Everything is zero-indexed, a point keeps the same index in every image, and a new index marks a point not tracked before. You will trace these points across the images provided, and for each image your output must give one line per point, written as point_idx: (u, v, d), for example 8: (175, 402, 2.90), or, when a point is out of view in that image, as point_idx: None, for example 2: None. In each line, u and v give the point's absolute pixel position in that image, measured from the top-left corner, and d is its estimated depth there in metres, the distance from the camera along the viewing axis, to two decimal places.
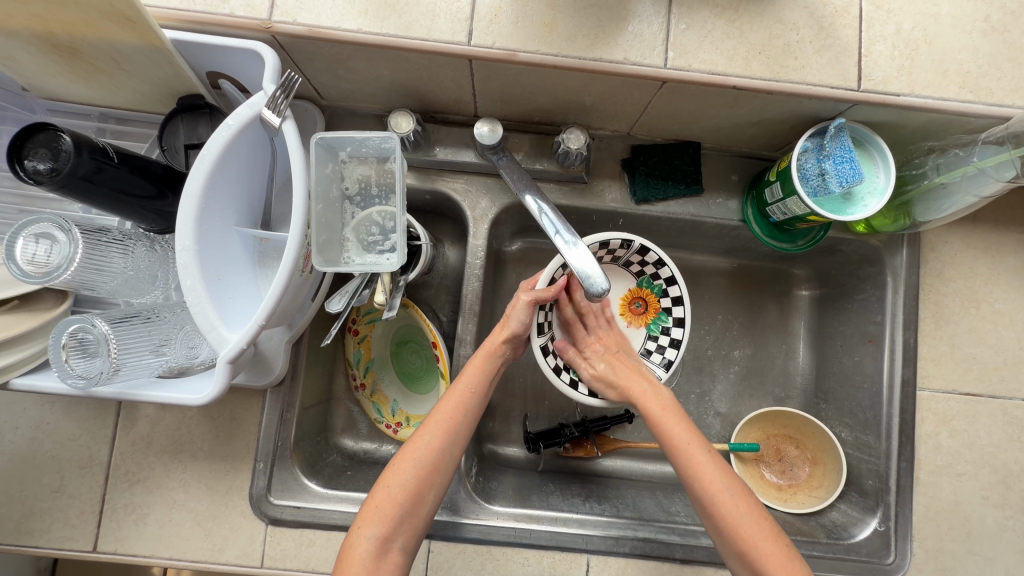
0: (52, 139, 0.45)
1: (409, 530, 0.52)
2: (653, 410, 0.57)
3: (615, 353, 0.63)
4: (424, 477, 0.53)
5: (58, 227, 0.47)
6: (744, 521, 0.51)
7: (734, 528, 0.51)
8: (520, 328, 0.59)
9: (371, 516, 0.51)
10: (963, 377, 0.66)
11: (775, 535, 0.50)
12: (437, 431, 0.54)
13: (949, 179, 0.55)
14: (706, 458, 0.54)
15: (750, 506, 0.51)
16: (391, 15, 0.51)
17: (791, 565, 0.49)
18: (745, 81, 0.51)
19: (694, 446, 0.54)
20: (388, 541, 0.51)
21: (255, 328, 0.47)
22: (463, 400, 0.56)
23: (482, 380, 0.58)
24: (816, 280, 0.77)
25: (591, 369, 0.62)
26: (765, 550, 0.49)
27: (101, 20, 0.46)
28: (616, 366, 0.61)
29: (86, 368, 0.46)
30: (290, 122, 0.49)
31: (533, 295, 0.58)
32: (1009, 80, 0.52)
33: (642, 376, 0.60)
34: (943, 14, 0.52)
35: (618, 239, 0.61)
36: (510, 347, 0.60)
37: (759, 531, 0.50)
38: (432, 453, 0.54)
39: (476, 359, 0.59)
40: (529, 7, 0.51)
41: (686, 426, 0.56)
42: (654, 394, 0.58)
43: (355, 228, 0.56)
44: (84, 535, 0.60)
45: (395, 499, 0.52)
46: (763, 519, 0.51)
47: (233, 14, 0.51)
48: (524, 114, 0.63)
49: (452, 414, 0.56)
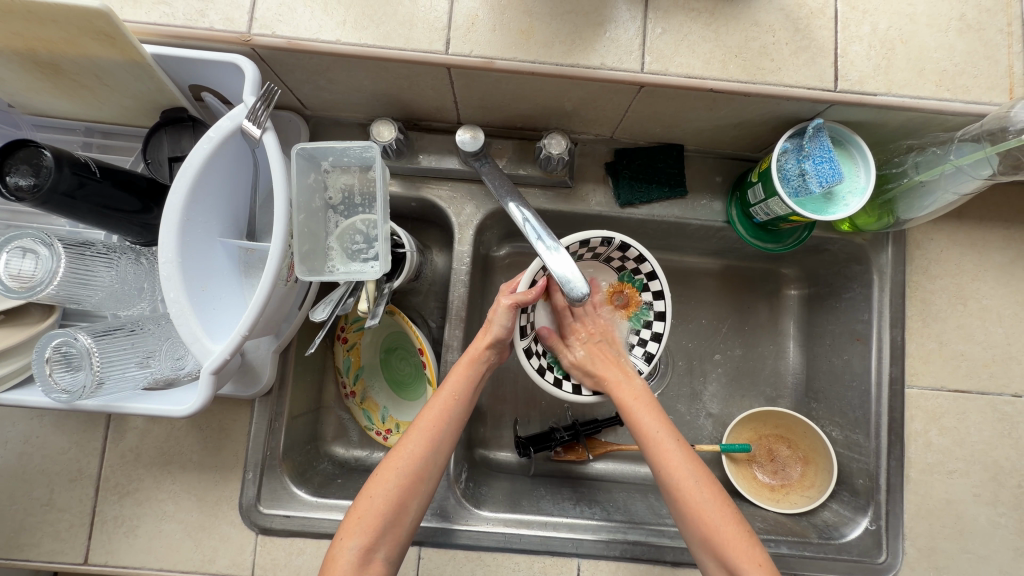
0: (34, 155, 0.46)
1: (392, 540, 0.52)
2: (626, 399, 0.59)
3: (597, 343, 0.64)
4: (407, 487, 0.53)
5: (41, 242, 0.47)
6: (707, 507, 0.52)
7: (699, 514, 0.52)
8: (503, 332, 0.59)
9: (354, 527, 0.51)
10: (952, 374, 0.66)
11: (738, 523, 0.52)
12: (420, 441, 0.55)
13: (928, 177, 0.55)
14: (674, 447, 0.55)
15: (714, 493, 0.53)
16: (370, 25, 0.51)
17: (753, 551, 0.50)
18: (722, 83, 0.52)
19: (661, 434, 0.56)
20: (370, 551, 0.51)
21: (238, 338, 0.47)
22: (447, 408, 0.56)
23: (466, 387, 0.58)
24: (805, 279, 0.78)
25: (572, 356, 0.63)
26: (727, 535, 0.51)
27: (80, 36, 0.46)
28: (595, 356, 0.63)
29: (70, 383, 0.47)
30: (270, 132, 0.49)
31: (513, 299, 0.58)
32: (985, 77, 0.52)
33: (620, 368, 0.62)
34: (919, 14, 0.52)
35: (598, 238, 0.60)
36: (494, 353, 0.60)
37: (721, 516, 0.52)
38: (416, 463, 0.54)
39: (460, 365, 0.59)
40: (506, 14, 0.52)
41: (658, 416, 0.57)
42: (628, 384, 0.60)
43: (339, 237, 0.56)
44: (75, 549, 0.60)
45: (378, 510, 0.52)
46: (725, 506, 0.53)
47: (212, 28, 0.51)
48: (506, 120, 0.63)
49: (436, 422, 0.56)
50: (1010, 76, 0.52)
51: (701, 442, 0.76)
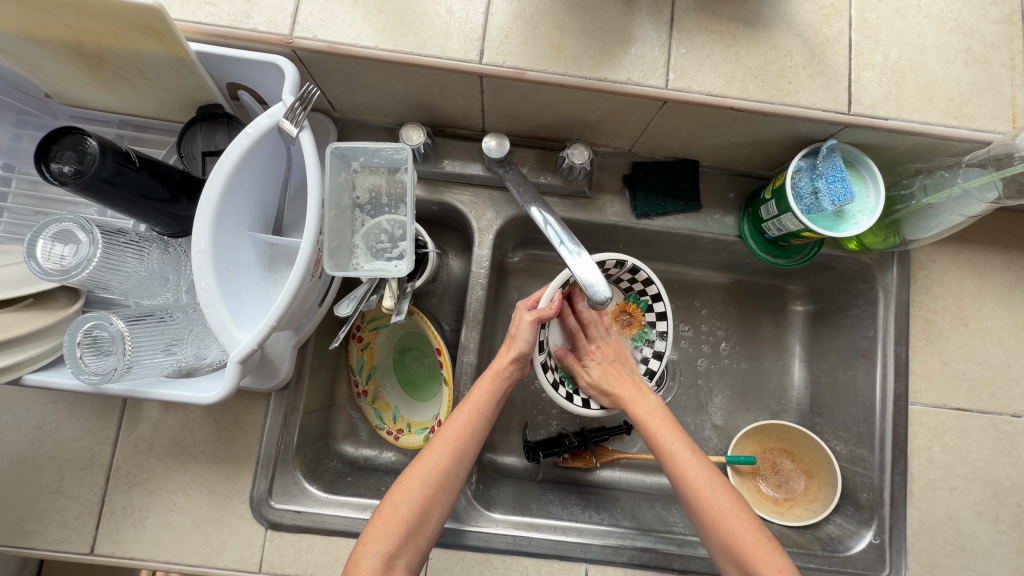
0: (78, 142, 0.47)
1: (413, 548, 0.52)
2: (641, 415, 0.61)
3: (611, 363, 0.66)
4: (430, 496, 0.53)
5: (79, 228, 0.48)
6: (726, 513, 0.53)
7: (718, 521, 0.53)
8: (526, 347, 0.60)
9: (378, 532, 0.51)
10: (955, 393, 0.68)
11: (758, 530, 0.52)
12: (443, 451, 0.55)
13: (936, 200, 0.58)
14: (689, 458, 0.56)
15: (731, 499, 0.54)
16: (407, 33, 0.54)
17: (772, 556, 0.51)
18: (742, 102, 0.54)
19: (676, 446, 0.57)
20: (393, 558, 0.51)
21: (266, 330, 0.48)
22: (471, 421, 0.57)
23: (490, 402, 0.58)
24: (811, 296, 0.80)
25: (588, 377, 0.65)
26: (748, 541, 0.51)
27: (129, 31, 0.48)
28: (611, 375, 0.65)
29: (99, 366, 0.47)
30: (307, 131, 0.51)
31: (536, 314, 0.60)
32: (989, 107, 0.55)
33: (635, 386, 0.63)
34: (927, 45, 0.55)
35: (613, 260, 0.63)
36: (516, 368, 0.61)
37: (740, 523, 0.52)
38: (439, 473, 0.54)
39: (485, 380, 0.59)
40: (538, 28, 0.54)
41: (672, 428, 0.59)
42: (643, 401, 0.62)
43: (365, 235, 0.58)
44: (81, 538, 0.60)
45: (401, 517, 0.52)
46: (743, 511, 0.54)
47: (256, 29, 0.53)
48: (530, 129, 0.65)
49: (460, 434, 0.56)
50: (1013, 107, 0.55)
51: (706, 454, 0.77)
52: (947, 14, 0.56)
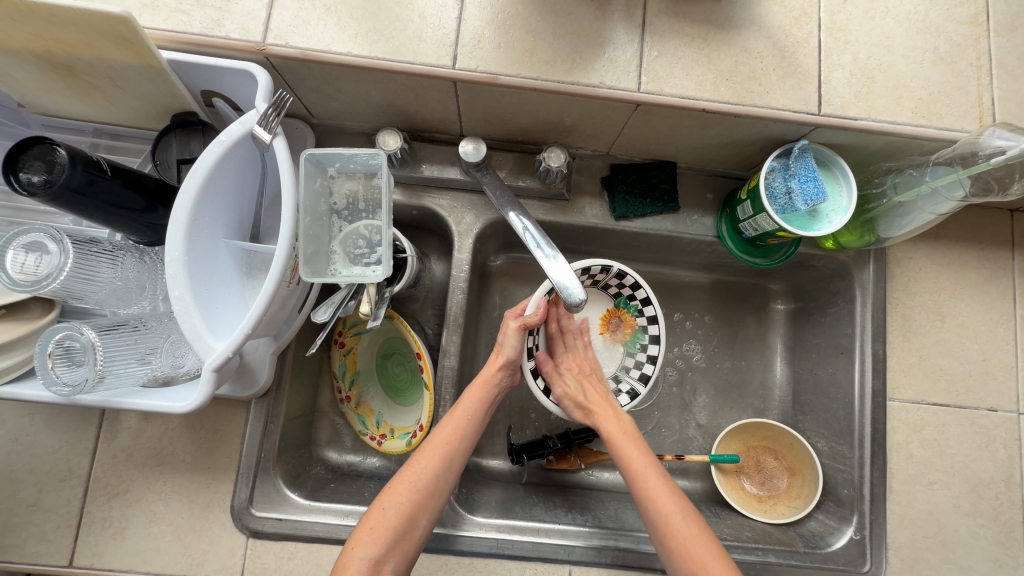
0: (47, 152, 0.46)
1: (400, 552, 0.52)
2: (615, 434, 0.60)
3: (587, 376, 0.65)
4: (418, 501, 0.53)
5: (49, 238, 0.47)
6: (699, 542, 0.53)
7: (689, 553, 0.52)
8: (513, 354, 0.60)
9: (365, 538, 0.51)
10: (932, 388, 0.68)
11: (723, 559, 0.52)
12: (432, 457, 0.55)
13: (906, 199, 0.58)
14: (662, 483, 0.56)
15: (700, 528, 0.54)
16: (380, 39, 0.54)
17: None
18: (713, 104, 0.55)
19: (649, 470, 0.57)
20: (380, 562, 0.50)
21: (240, 337, 0.48)
22: (459, 427, 0.57)
23: (478, 408, 0.59)
24: (792, 294, 0.80)
25: (564, 388, 0.63)
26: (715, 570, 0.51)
27: (98, 40, 0.47)
28: (586, 388, 0.64)
29: (71, 377, 0.47)
30: (281, 138, 0.51)
31: (521, 321, 0.60)
32: (957, 106, 0.56)
33: (608, 403, 0.63)
34: (895, 46, 0.56)
35: (598, 265, 0.65)
36: (505, 376, 0.61)
37: (709, 551, 0.53)
38: (428, 478, 0.54)
39: (473, 387, 0.60)
40: (511, 33, 0.54)
41: (644, 452, 0.59)
42: (616, 419, 0.62)
43: (342, 241, 0.57)
44: (60, 551, 0.59)
45: (390, 522, 0.52)
46: (712, 541, 0.53)
47: (228, 37, 0.53)
48: (508, 133, 0.66)
49: (448, 439, 0.56)
50: (979, 105, 0.56)
51: (691, 453, 0.78)
52: (914, 16, 0.57)
